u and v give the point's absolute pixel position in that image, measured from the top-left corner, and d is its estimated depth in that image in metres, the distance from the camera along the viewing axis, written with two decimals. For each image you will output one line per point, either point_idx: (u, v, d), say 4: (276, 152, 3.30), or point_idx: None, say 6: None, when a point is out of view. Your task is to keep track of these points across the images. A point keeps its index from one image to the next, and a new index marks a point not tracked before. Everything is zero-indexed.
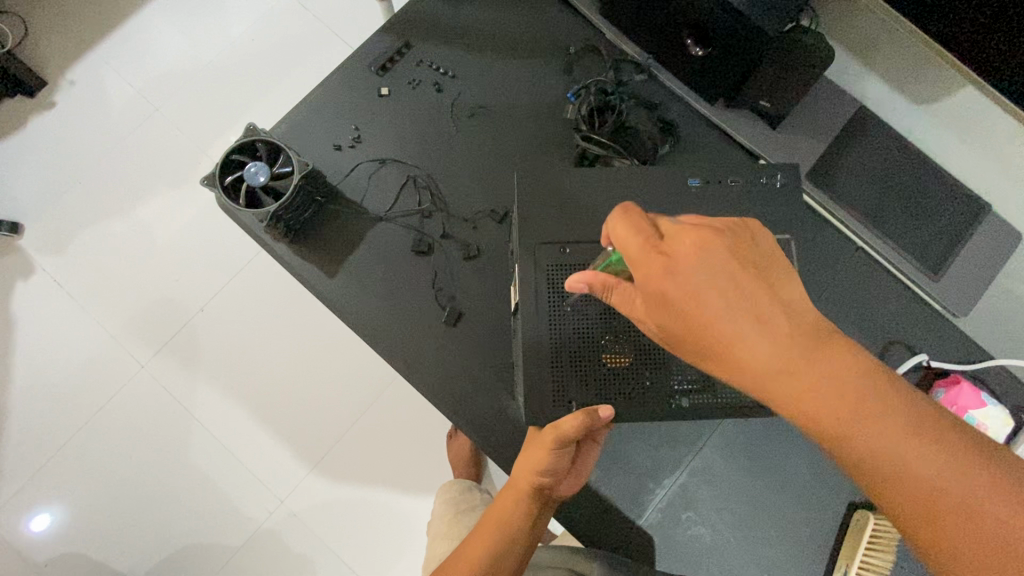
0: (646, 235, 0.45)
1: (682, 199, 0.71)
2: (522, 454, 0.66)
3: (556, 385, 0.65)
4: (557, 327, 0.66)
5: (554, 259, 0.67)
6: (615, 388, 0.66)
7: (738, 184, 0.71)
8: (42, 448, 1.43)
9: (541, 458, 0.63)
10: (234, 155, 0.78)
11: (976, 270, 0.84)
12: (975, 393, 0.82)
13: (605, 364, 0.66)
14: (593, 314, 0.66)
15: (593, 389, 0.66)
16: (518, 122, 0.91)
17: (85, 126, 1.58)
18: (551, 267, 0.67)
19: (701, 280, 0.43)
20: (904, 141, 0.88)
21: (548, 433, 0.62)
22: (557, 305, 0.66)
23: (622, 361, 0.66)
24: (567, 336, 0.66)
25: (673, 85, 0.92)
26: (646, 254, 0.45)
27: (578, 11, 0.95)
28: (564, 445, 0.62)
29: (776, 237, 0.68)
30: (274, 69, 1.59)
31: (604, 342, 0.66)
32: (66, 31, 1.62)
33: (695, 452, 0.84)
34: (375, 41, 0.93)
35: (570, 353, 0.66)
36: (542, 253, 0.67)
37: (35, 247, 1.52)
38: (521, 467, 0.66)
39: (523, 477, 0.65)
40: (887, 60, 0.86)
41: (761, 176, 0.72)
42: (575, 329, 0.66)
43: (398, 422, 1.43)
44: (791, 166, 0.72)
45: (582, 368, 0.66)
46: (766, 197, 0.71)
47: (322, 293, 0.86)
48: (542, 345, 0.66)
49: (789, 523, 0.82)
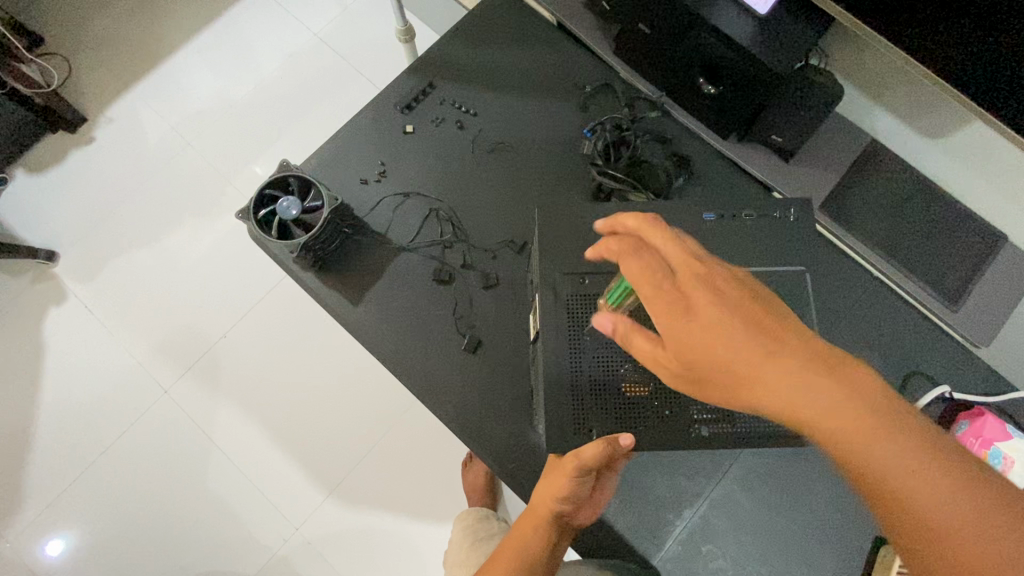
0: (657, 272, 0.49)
1: (698, 232, 0.73)
2: (543, 480, 0.67)
3: (576, 413, 0.66)
4: (577, 356, 0.67)
5: (572, 289, 0.69)
6: (633, 415, 0.67)
7: (752, 217, 0.73)
8: (64, 472, 1.46)
9: (562, 484, 0.63)
10: (268, 190, 0.82)
11: (995, 301, 0.84)
12: (999, 423, 0.81)
13: (624, 393, 0.67)
14: (612, 342, 0.67)
15: (612, 417, 0.66)
16: (537, 157, 0.95)
17: (122, 159, 1.66)
18: (570, 297, 0.69)
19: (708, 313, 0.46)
20: (917, 174, 0.89)
21: (569, 460, 0.62)
22: (576, 334, 0.68)
23: (640, 390, 0.67)
24: (587, 364, 0.67)
25: (687, 121, 0.95)
26: (662, 287, 0.48)
27: (593, 51, 0.99)
28: (585, 472, 0.63)
29: (791, 269, 0.69)
30: (300, 106, 1.67)
31: (623, 370, 0.67)
32: (108, 71, 1.72)
33: (715, 483, 0.83)
34: (400, 82, 0.98)
35: (590, 381, 0.67)
36: (563, 284, 0.69)
37: (68, 275, 1.59)
38: (542, 493, 0.66)
39: (543, 504, 0.65)
40: (894, 100, 0.86)
41: (772, 211, 0.74)
42: (594, 358, 0.67)
43: (415, 449, 1.44)
44: (802, 202, 0.74)
45: (601, 397, 0.67)
46: (779, 230, 0.73)
47: (346, 320, 0.88)
48: (562, 374, 0.67)
49: (812, 558, 0.81)
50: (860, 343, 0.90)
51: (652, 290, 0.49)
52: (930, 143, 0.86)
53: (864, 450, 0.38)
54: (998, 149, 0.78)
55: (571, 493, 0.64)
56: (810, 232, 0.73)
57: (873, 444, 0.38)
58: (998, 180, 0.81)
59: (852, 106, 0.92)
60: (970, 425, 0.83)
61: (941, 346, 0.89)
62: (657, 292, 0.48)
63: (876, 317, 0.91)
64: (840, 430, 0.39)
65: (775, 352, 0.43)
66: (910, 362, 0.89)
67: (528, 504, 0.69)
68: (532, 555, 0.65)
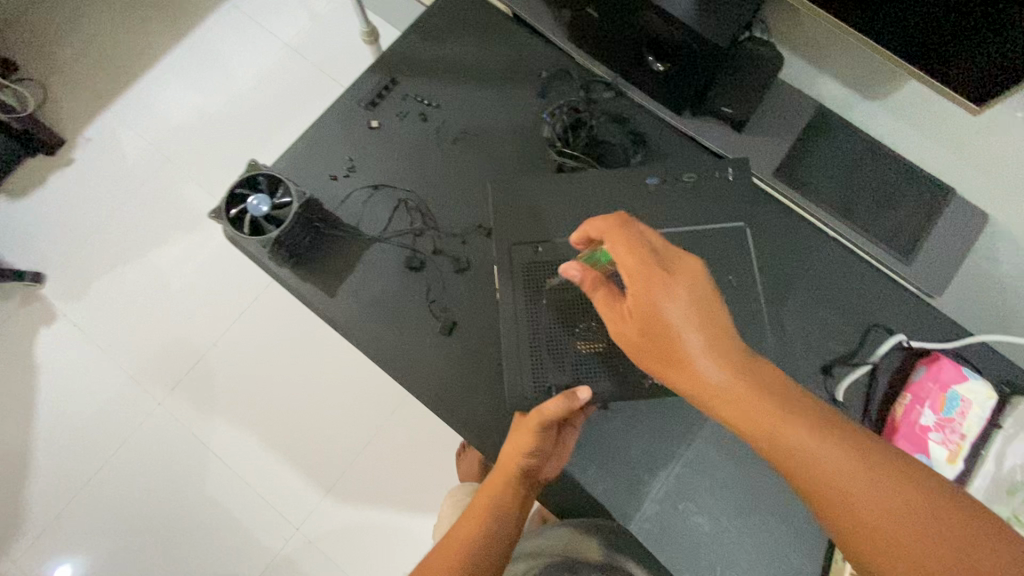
0: (642, 256, 0.55)
1: (645, 198, 0.76)
2: (509, 438, 0.70)
3: (534, 372, 0.70)
4: (533, 319, 0.71)
5: (527, 258, 0.73)
6: (589, 371, 0.70)
7: (693, 179, 0.77)
8: (66, 489, 1.48)
9: (528, 442, 0.68)
10: (238, 190, 0.85)
11: (945, 252, 0.88)
12: (956, 367, 0.85)
13: (580, 351, 0.70)
14: (565, 304, 0.71)
15: (569, 373, 0.70)
16: (500, 143, 0.98)
17: (103, 177, 1.69)
18: (524, 263, 0.73)
19: (683, 303, 0.53)
20: (863, 136, 0.93)
21: (533, 418, 0.66)
22: (532, 299, 0.71)
23: (595, 346, 0.70)
24: (543, 326, 0.71)
25: (641, 99, 0.98)
26: (644, 264, 0.55)
27: (548, 39, 1.02)
28: (548, 427, 0.67)
29: (732, 227, 0.74)
30: (276, 114, 1.70)
31: (577, 329, 0.70)
32: (83, 92, 1.74)
33: (688, 443, 0.87)
34: (364, 80, 1.01)
35: (547, 342, 0.71)
36: (517, 253, 0.74)
37: (57, 296, 1.61)
38: (509, 451, 0.70)
39: (512, 460, 0.69)
40: (838, 66, 0.89)
41: (713, 172, 0.77)
42: (550, 320, 0.71)
43: (409, 444, 1.47)
44: (741, 163, 0.78)
45: (559, 355, 0.70)
46: (716, 190, 0.76)
47: (322, 311, 0.91)
48: (520, 337, 0.71)
49: (785, 506, 0.85)
50: (821, 301, 0.93)
51: (634, 272, 0.55)
52: (873, 105, 0.89)
53: (802, 441, 0.49)
54: (937, 105, 0.82)
55: (538, 447, 0.68)
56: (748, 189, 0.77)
57: (803, 438, 0.49)
58: (939, 133, 0.85)
59: (798, 74, 0.95)
60: (928, 370, 0.87)
61: (896, 298, 0.93)
62: (638, 270, 0.55)
63: (835, 274, 0.94)
64: (781, 425, 0.50)
65: (721, 353, 0.52)
66: (871, 316, 0.93)
67: (497, 466, 0.72)
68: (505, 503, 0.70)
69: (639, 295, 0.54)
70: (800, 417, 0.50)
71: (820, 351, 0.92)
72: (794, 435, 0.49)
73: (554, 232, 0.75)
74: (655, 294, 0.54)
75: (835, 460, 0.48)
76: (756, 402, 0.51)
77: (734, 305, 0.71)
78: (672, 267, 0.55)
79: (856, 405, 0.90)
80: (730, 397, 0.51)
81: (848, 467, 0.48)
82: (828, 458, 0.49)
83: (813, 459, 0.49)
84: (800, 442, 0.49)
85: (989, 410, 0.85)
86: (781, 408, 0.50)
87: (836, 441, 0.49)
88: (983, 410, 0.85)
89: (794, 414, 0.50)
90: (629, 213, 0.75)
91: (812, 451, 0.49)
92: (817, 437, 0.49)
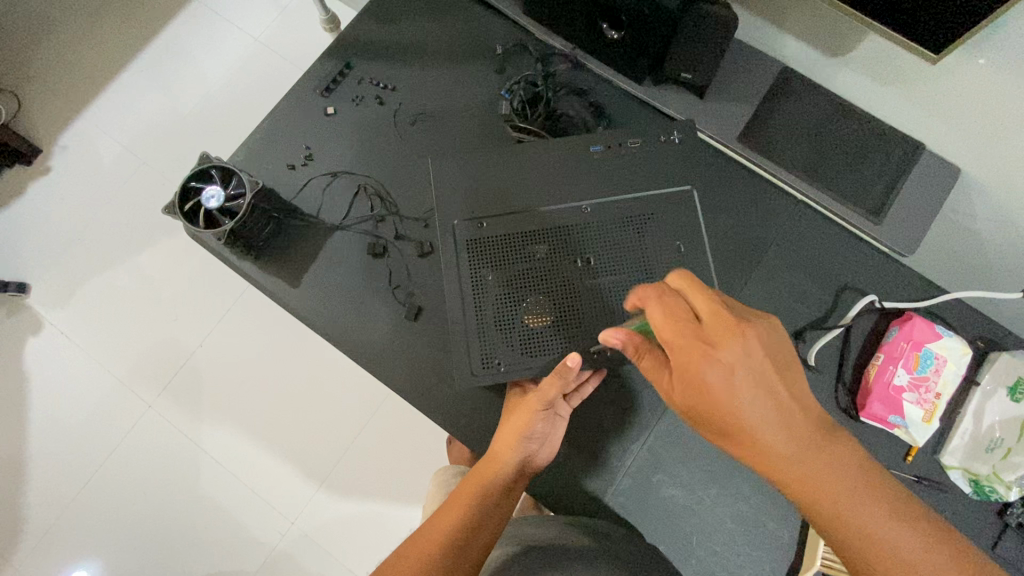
0: (689, 329, 0.53)
1: (589, 163, 0.78)
2: (506, 425, 0.75)
3: (483, 349, 0.72)
4: (480, 295, 0.73)
5: (471, 234, 0.75)
6: (537, 344, 0.71)
7: (639, 144, 0.79)
8: (62, 495, 1.49)
9: (527, 422, 0.73)
10: (192, 183, 0.85)
11: (917, 210, 0.85)
12: (928, 326, 0.83)
13: (529, 325, 0.72)
14: (512, 280, 0.73)
15: (519, 350, 0.71)
16: (459, 123, 0.97)
17: (80, 183, 1.68)
18: (469, 240, 0.75)
19: (722, 355, 0.51)
20: (829, 96, 0.90)
21: (533, 399, 0.73)
22: (477, 276, 0.74)
23: (542, 320, 0.72)
24: (490, 302, 0.73)
25: (599, 70, 0.96)
26: (691, 338, 0.53)
27: (503, 14, 1.00)
28: (546, 409, 0.73)
29: (680, 188, 0.76)
30: (247, 110, 1.69)
31: (524, 304, 0.72)
32: (55, 99, 1.73)
33: (659, 415, 0.86)
34: (319, 67, 1.00)
35: (494, 319, 0.72)
36: (462, 229, 0.75)
37: (42, 304, 1.61)
38: (506, 435, 0.74)
39: (507, 445, 0.74)
40: (796, 23, 0.86)
41: (659, 135, 0.79)
42: (497, 296, 0.73)
43: (397, 434, 1.48)
44: (686, 124, 0.80)
45: (507, 331, 0.72)
46: (666, 152, 0.78)
47: (287, 302, 0.91)
48: (467, 314, 0.73)
49: (760, 475, 0.84)
50: (791, 265, 0.92)
51: (677, 341, 0.54)
52: (837, 62, 0.86)
53: (841, 497, 0.51)
54: (899, 60, 0.78)
55: (533, 428, 0.74)
56: (695, 153, 0.79)
57: (844, 497, 0.51)
58: (902, 86, 0.82)
59: (761, 34, 0.92)
60: (902, 329, 0.84)
61: (868, 258, 0.91)
62: (685, 342, 0.53)
63: (804, 237, 0.93)
64: (821, 485, 0.51)
65: (775, 415, 0.51)
66: (841, 278, 0.91)
67: (488, 451, 0.77)
68: (497, 486, 0.72)
69: (687, 357, 0.52)
70: (845, 474, 0.51)
71: (789, 316, 0.91)
72: (838, 494, 0.51)
73: (499, 208, 0.76)
74: (700, 365, 0.52)
75: (872, 515, 0.50)
76: (803, 464, 0.51)
77: (682, 268, 0.73)
78: (718, 332, 0.52)
79: (829, 369, 0.89)
80: (782, 460, 0.51)
81: (884, 523, 0.50)
82: (865, 514, 0.50)
83: (852, 517, 0.50)
84: (841, 498, 0.51)
85: (964, 367, 0.84)
86: (824, 466, 0.51)
87: (873, 495, 0.51)
88: (958, 368, 0.83)
89: (836, 469, 0.51)
90: (577, 181, 0.77)
91: (847, 507, 0.51)
92: (858, 495, 0.51)
